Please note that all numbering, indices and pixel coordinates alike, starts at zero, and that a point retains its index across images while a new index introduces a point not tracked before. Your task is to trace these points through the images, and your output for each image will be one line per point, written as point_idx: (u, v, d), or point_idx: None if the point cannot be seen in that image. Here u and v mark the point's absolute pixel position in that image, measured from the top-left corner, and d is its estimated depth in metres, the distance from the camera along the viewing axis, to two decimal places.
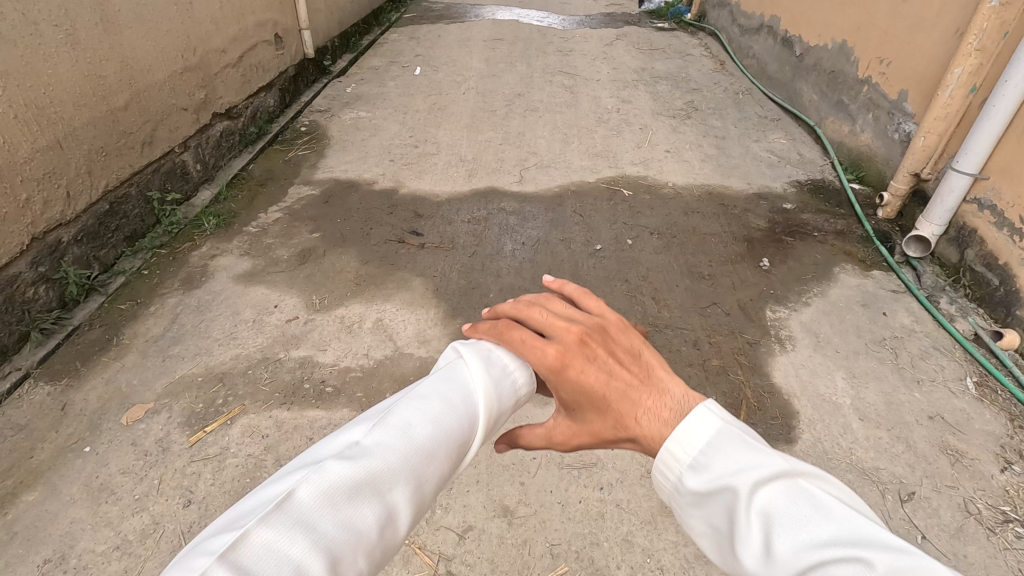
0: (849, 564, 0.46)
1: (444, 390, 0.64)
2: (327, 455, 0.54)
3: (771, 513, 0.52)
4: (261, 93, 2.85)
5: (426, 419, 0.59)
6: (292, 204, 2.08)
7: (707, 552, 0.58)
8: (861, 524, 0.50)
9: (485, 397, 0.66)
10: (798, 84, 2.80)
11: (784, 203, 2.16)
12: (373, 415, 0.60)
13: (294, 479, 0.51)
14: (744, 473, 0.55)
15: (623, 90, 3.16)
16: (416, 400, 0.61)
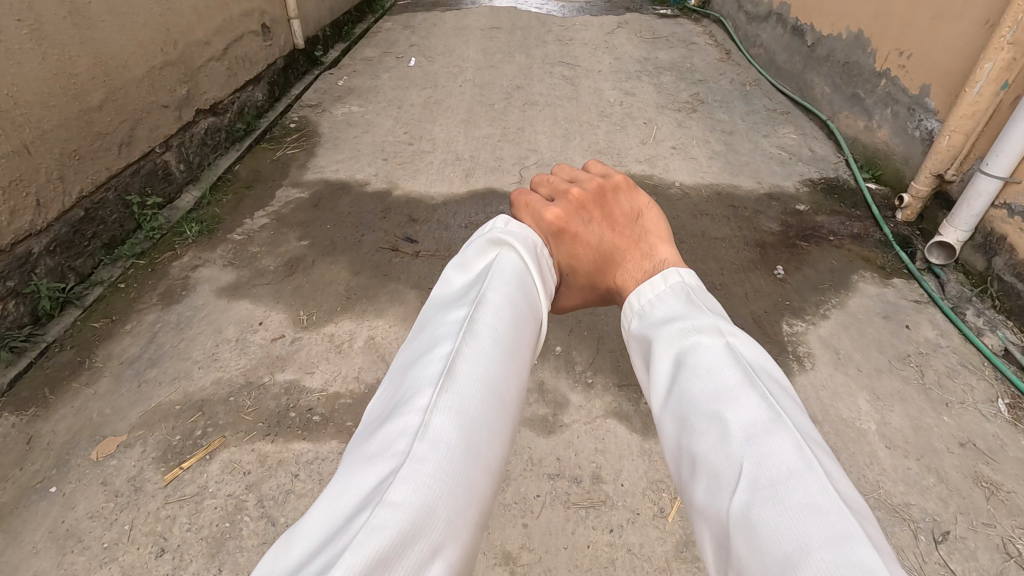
0: (724, 419, 0.74)
1: (510, 297, 0.96)
2: (454, 363, 0.80)
3: (679, 359, 0.86)
4: (248, 87, 2.72)
5: (505, 324, 0.90)
6: (280, 208, 1.97)
7: (631, 363, 0.98)
8: (743, 391, 0.77)
9: (535, 292, 1.03)
10: (809, 75, 2.69)
11: (797, 205, 2.06)
12: (464, 327, 0.86)
13: (446, 385, 0.76)
14: (671, 327, 0.90)
15: (626, 82, 3.04)
16: (496, 314, 0.90)
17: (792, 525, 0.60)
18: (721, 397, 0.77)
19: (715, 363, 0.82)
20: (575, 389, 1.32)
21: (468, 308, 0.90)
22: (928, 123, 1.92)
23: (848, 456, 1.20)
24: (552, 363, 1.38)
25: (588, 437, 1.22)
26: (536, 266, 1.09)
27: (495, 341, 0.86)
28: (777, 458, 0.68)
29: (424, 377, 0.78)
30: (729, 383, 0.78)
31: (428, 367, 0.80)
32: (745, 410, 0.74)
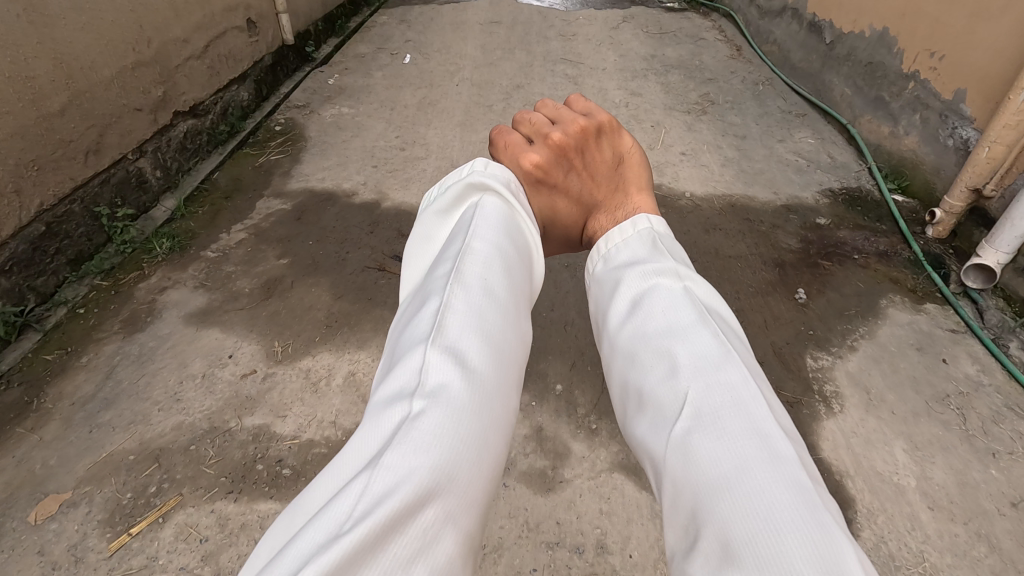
0: (685, 360, 0.78)
1: (497, 245, 0.94)
2: (442, 310, 0.78)
3: (638, 299, 0.91)
4: (232, 86, 2.57)
5: (493, 271, 0.88)
6: (259, 221, 1.83)
7: (588, 300, 1.04)
8: (700, 332, 0.82)
9: (525, 245, 1.02)
10: (828, 75, 2.52)
11: (817, 218, 1.91)
12: (453, 278, 0.85)
13: (433, 332, 0.74)
14: (634, 270, 0.95)
15: (632, 81, 2.88)
16: (482, 263, 0.88)
17: (733, 448, 0.66)
18: (674, 333, 0.82)
19: (673, 304, 0.87)
20: (578, 436, 1.18)
21: (456, 260, 0.89)
22: (963, 132, 1.78)
23: (885, 520, 1.07)
24: (551, 405, 1.24)
25: (592, 496, 1.08)
26: (519, 210, 1.08)
27: (489, 291, 0.84)
28: (727, 391, 0.73)
29: (416, 330, 0.77)
30: (681, 321, 0.84)
31: (421, 320, 0.78)
32: (700, 347, 0.79)
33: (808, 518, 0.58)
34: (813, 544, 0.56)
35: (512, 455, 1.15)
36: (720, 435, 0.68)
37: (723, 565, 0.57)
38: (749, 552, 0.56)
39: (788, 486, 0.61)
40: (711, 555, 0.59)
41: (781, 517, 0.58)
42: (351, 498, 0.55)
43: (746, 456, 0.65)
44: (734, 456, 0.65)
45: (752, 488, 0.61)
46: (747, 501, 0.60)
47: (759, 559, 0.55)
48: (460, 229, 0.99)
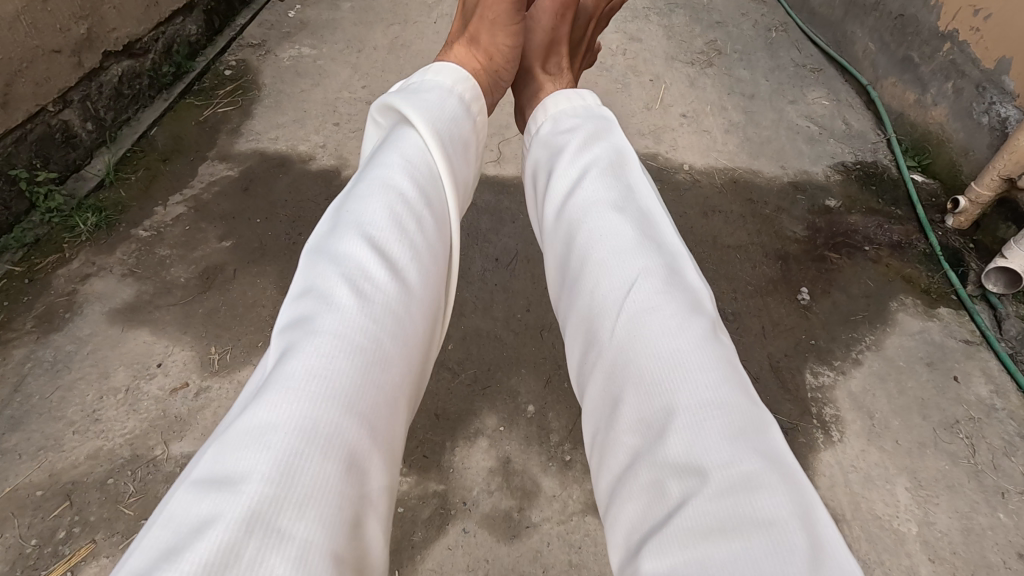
0: (634, 277, 0.82)
1: (392, 190, 0.92)
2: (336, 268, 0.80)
3: (603, 216, 0.94)
4: (176, 18, 2.24)
5: (383, 218, 0.87)
6: (200, 191, 1.61)
7: (547, 215, 1.06)
8: (654, 253, 0.86)
9: (420, 171, 0.97)
10: (851, 27, 2.25)
11: (826, 199, 1.73)
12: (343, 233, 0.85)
13: (319, 295, 0.77)
14: (598, 191, 0.99)
15: (632, 23, 2.57)
16: (375, 212, 0.88)
17: (666, 332, 0.74)
18: (612, 228, 0.91)
19: (598, 203, 0.96)
20: (549, 470, 1.06)
21: (401, 173, 0.94)
22: (1003, 109, 1.62)
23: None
24: (521, 431, 1.11)
25: (561, 545, 0.98)
26: (418, 132, 1.01)
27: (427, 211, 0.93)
28: (652, 277, 0.82)
29: (362, 237, 0.83)
30: (611, 219, 0.92)
31: (374, 230, 0.85)
32: (622, 246, 0.87)
33: (730, 399, 0.67)
34: (744, 411, 0.66)
35: (475, 493, 1.03)
36: (651, 325, 0.76)
37: (661, 434, 0.66)
38: (683, 426, 0.65)
39: (716, 359, 0.71)
40: (648, 428, 0.68)
41: (708, 389, 0.67)
42: (305, 395, 0.65)
43: (683, 342, 0.72)
44: (680, 343, 0.72)
45: (682, 367, 0.70)
46: (688, 394, 0.67)
47: (696, 427, 0.64)
48: (391, 140, 1.01)
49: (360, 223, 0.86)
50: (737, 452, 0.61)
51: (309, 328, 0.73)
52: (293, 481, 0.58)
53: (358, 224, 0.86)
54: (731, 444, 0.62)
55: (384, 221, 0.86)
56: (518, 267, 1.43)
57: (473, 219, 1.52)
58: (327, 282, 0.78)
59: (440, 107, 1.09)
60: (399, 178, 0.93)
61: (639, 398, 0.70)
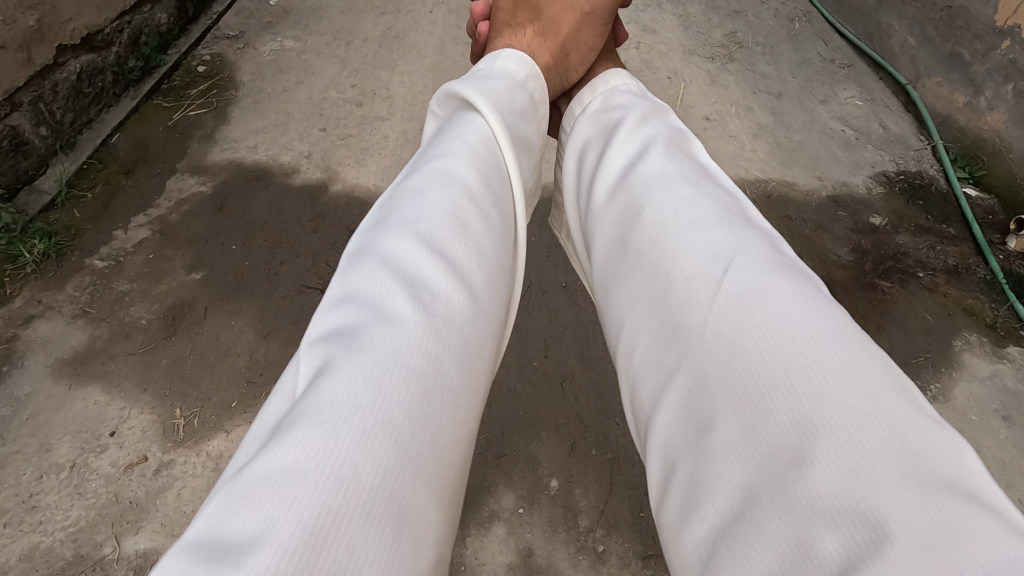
0: (729, 259, 0.67)
1: (448, 184, 0.83)
2: (383, 270, 0.70)
3: (678, 194, 0.79)
4: (143, 5, 2.02)
5: (437, 215, 0.78)
6: (168, 211, 1.41)
7: (601, 193, 0.90)
8: (751, 237, 0.72)
9: (477, 162, 0.87)
10: (885, 17, 2.06)
11: (870, 215, 1.56)
12: (394, 228, 0.76)
13: (364, 298, 0.67)
14: (671, 168, 0.84)
15: (644, 12, 2.37)
16: (428, 207, 0.79)
17: (781, 323, 0.59)
18: (691, 207, 0.77)
19: (668, 178, 0.82)
20: (579, 565, 0.91)
21: (465, 169, 0.85)
22: None
23: None
24: (544, 514, 0.96)
25: None
26: (484, 122, 0.93)
27: (490, 214, 0.84)
28: (747, 258, 0.67)
29: (419, 241, 0.75)
30: (687, 196, 0.78)
31: (432, 232, 0.76)
32: (703, 225, 0.73)
33: (881, 407, 0.50)
34: (909, 425, 0.49)
35: None
36: (758, 317, 0.61)
37: (787, 460, 0.50)
38: (823, 444, 0.49)
39: (854, 357, 0.55)
40: (765, 452, 0.51)
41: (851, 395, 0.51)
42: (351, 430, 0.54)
43: (804, 335, 0.57)
44: (802, 339, 0.57)
45: (807, 365, 0.55)
46: (818, 401, 0.52)
47: (844, 448, 0.48)
48: (455, 130, 0.92)
49: (412, 217, 0.78)
50: (910, 483, 0.45)
51: (352, 338, 0.63)
52: (317, 529, 0.47)
53: (416, 223, 0.77)
54: (889, 468, 0.46)
55: (436, 218, 0.78)
56: (532, 301, 1.26)
57: None
58: (376, 287, 0.69)
59: (510, 99, 1.00)
60: (463, 175, 0.85)
61: (745, 411, 0.54)
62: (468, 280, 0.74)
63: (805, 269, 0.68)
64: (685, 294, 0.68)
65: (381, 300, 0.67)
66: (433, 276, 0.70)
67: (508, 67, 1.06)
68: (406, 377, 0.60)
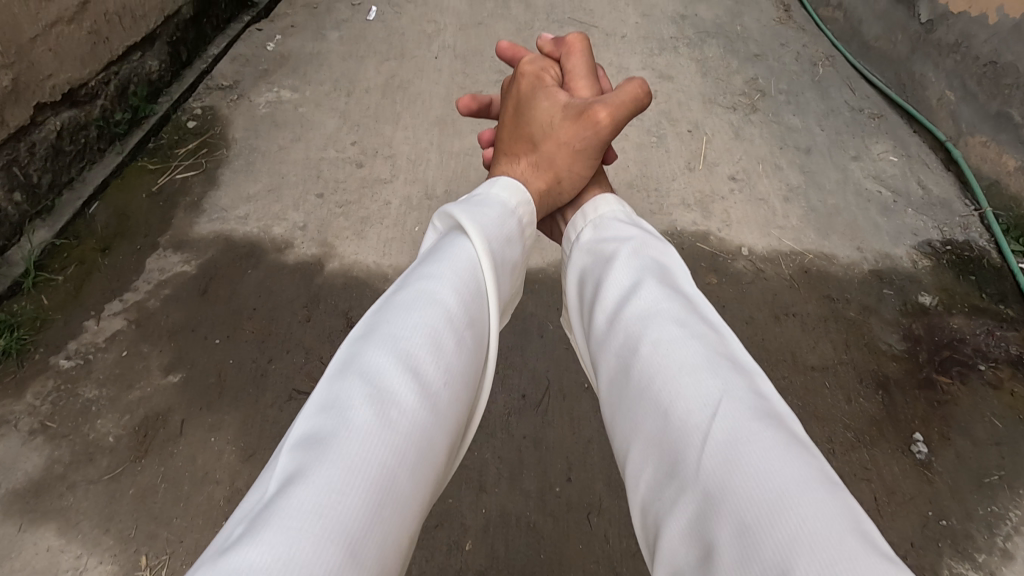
0: (737, 384, 0.59)
1: (436, 272, 0.73)
2: (355, 364, 0.61)
3: (684, 308, 0.70)
4: (135, 53, 1.96)
5: (416, 306, 0.68)
6: (146, 295, 1.28)
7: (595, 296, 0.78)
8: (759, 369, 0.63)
9: (469, 256, 0.78)
10: (917, 67, 1.95)
11: (918, 293, 1.42)
12: (371, 324, 0.67)
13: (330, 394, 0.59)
14: (673, 282, 0.75)
15: (659, 57, 2.28)
16: (409, 298, 0.70)
17: (755, 445, 0.53)
18: (671, 321, 0.69)
19: (659, 297, 0.71)
20: None
21: (451, 271, 0.74)
22: None
23: None
24: None
25: None
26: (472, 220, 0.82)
27: (477, 316, 0.73)
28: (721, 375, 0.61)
29: (392, 340, 0.64)
30: (667, 308, 0.70)
31: (404, 330, 0.65)
32: (680, 330, 0.66)
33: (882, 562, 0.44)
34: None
35: None
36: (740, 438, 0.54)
37: None
38: None
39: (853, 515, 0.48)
40: None
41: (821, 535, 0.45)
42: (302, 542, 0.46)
43: (773, 461, 0.51)
44: (789, 471, 0.50)
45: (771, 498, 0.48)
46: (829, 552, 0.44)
47: None
48: (438, 246, 0.81)
49: (391, 314, 0.68)
50: None
51: (312, 445, 0.54)
52: None
53: (383, 323, 0.67)
54: None
55: (417, 310, 0.68)
56: (551, 408, 1.13)
57: None
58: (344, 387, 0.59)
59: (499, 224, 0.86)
60: (446, 276, 0.73)
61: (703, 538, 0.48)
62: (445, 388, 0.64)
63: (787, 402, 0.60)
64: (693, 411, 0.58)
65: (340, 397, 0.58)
66: (404, 377, 0.61)
67: (502, 195, 0.92)
68: (368, 493, 0.51)
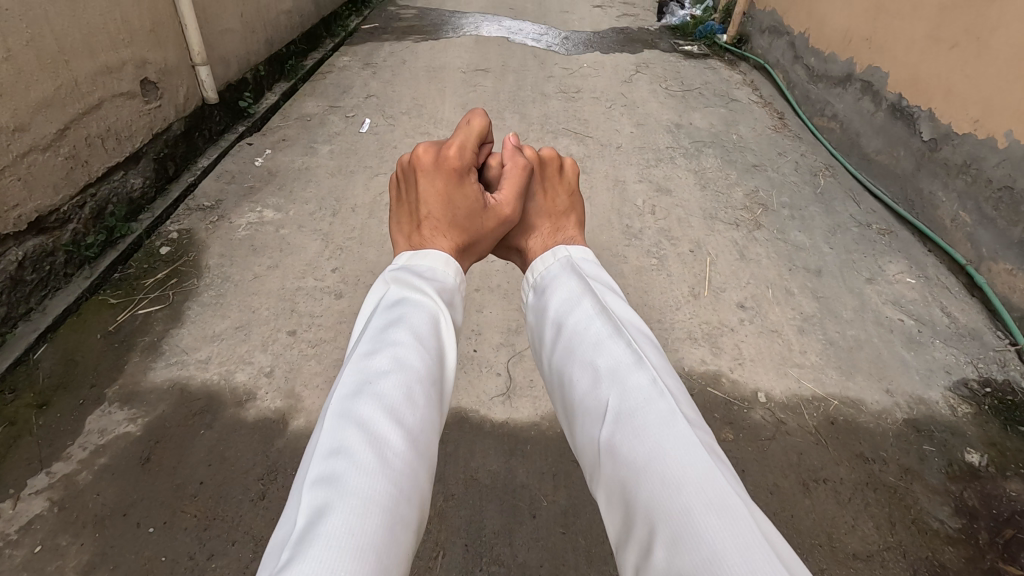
0: (657, 411, 0.70)
1: (405, 323, 0.80)
2: (352, 409, 0.69)
3: (612, 348, 0.80)
4: (117, 172, 1.92)
5: (395, 353, 0.75)
6: (79, 466, 1.11)
7: (552, 347, 0.89)
8: (668, 385, 0.75)
9: (433, 311, 0.85)
10: (925, 185, 1.89)
11: (964, 449, 1.25)
12: (358, 372, 0.74)
13: (337, 437, 0.66)
14: (609, 322, 0.85)
15: (654, 168, 2.25)
16: (385, 347, 0.76)
17: (638, 441, 0.68)
18: (580, 342, 0.84)
19: (596, 340, 0.82)
20: None
21: (418, 321, 0.81)
22: None
23: None
24: None
25: None
26: (423, 287, 0.88)
27: (442, 357, 0.81)
28: (611, 385, 0.76)
29: (380, 386, 0.72)
30: (595, 339, 0.82)
31: (387, 376, 0.73)
32: (613, 371, 0.77)
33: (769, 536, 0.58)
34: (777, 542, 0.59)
35: None
36: (621, 434, 0.70)
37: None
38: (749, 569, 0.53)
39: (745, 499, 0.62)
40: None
41: (693, 499, 0.61)
42: (350, 560, 0.54)
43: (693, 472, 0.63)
44: (699, 464, 0.64)
45: (694, 504, 0.60)
46: (738, 538, 0.57)
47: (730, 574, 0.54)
48: (390, 299, 0.85)
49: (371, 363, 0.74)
50: None
51: (332, 485, 0.61)
52: None
53: (364, 371, 0.74)
54: None
55: (395, 357, 0.75)
56: None
57: (476, 519, 1.06)
58: (346, 430, 0.66)
59: (444, 283, 0.93)
60: (411, 327, 0.80)
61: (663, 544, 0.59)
62: (426, 418, 0.72)
63: (694, 413, 0.73)
64: (628, 440, 0.69)
65: (348, 439, 0.65)
66: (397, 410, 0.69)
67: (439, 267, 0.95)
68: (386, 512, 0.60)
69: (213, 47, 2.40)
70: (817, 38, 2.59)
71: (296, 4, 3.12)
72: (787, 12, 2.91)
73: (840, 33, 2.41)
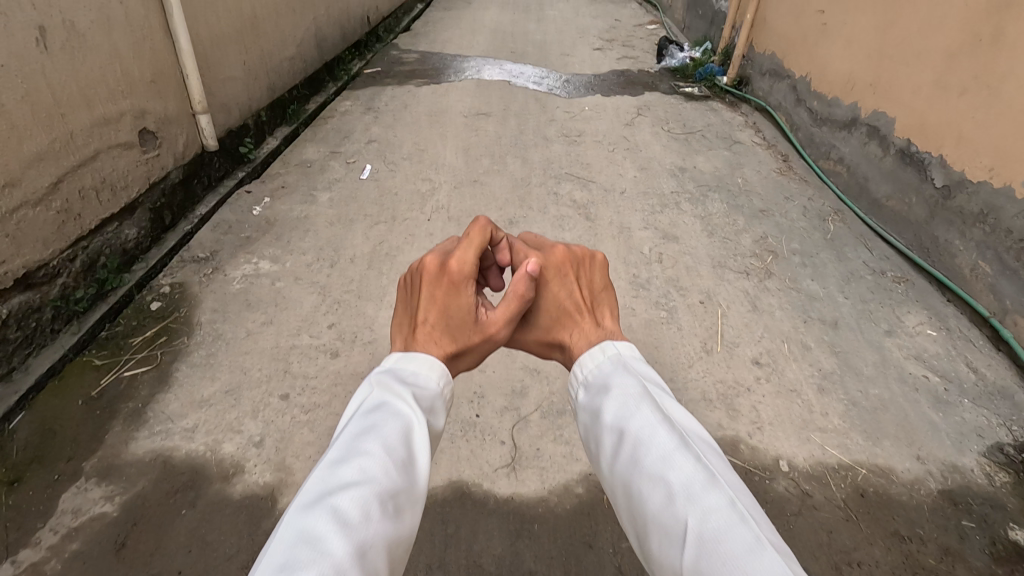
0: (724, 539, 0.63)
1: (378, 431, 0.73)
2: (315, 522, 0.61)
3: (681, 464, 0.72)
4: (111, 223, 1.87)
5: (370, 465, 0.68)
6: (49, 554, 1.03)
7: (616, 459, 0.80)
8: (738, 505, 0.67)
9: (409, 420, 0.78)
10: (941, 233, 1.83)
11: (1007, 526, 1.16)
12: (330, 483, 0.66)
13: (294, 554, 0.58)
14: (676, 434, 0.76)
15: (660, 213, 2.21)
16: (357, 456, 0.69)
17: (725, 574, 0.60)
18: (646, 455, 0.75)
19: (663, 454, 0.74)
20: None
21: (390, 429, 0.74)
22: None
23: None
24: None
25: None
26: (398, 395, 0.81)
27: (415, 469, 0.73)
28: (687, 506, 0.67)
29: (340, 500, 0.64)
30: (661, 453, 0.74)
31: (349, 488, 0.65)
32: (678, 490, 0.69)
33: None
34: None
35: None
36: (705, 569, 0.62)
37: None
38: None
39: None
40: None
41: None
42: None
43: None
44: None
45: None
46: None
47: None
48: (367, 405, 0.79)
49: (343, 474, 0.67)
50: None
51: None
52: None
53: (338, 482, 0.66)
54: None
55: (365, 469, 0.68)
56: None
57: None
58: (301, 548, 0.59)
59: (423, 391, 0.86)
60: (385, 435, 0.73)
61: None
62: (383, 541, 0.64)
63: (775, 537, 0.65)
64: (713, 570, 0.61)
65: (301, 555, 0.58)
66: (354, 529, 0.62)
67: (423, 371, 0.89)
68: None
69: (215, 94, 2.40)
70: (819, 81, 2.59)
71: (299, 50, 3.14)
72: (787, 56, 2.93)
73: (843, 78, 2.40)
